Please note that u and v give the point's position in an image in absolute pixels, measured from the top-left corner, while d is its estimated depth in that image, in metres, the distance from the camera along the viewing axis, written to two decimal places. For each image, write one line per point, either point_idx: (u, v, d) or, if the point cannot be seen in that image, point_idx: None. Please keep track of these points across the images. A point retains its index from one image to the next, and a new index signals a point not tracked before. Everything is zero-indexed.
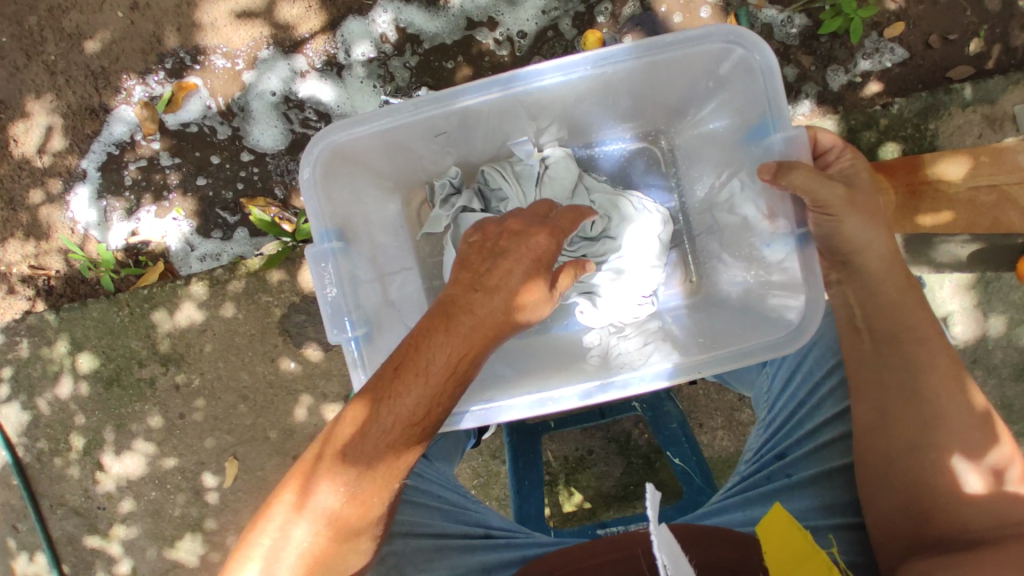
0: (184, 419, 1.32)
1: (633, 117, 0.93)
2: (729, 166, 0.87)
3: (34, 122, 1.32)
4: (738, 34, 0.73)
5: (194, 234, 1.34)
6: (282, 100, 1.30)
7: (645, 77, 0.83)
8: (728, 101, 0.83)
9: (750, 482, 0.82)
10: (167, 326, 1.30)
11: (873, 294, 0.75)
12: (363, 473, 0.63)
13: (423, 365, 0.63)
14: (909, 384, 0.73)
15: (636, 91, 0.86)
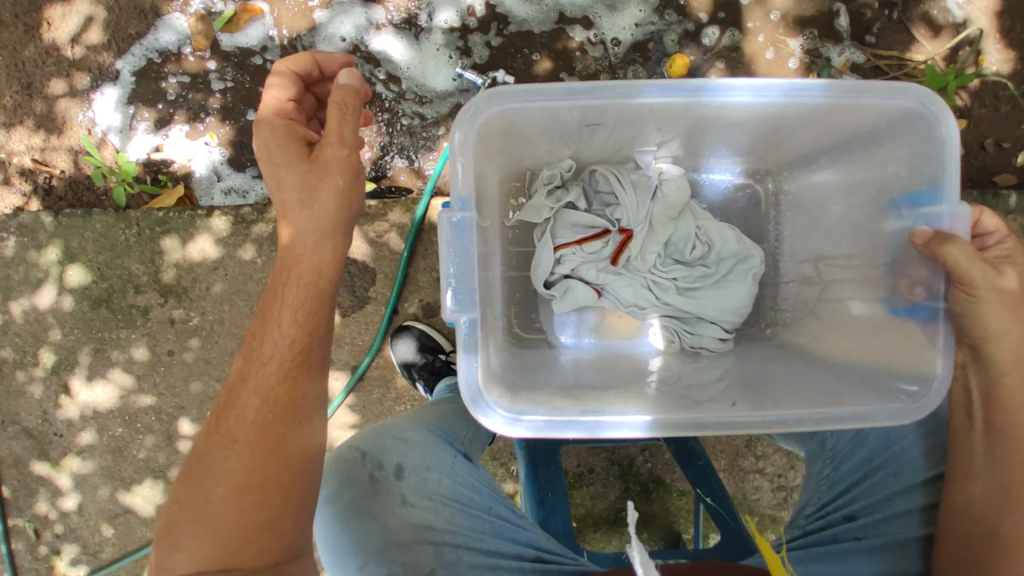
0: (172, 357, 1.22)
1: (767, 153, 0.82)
2: (850, 229, 0.76)
3: (74, 9, 1.22)
4: (931, 98, 0.61)
5: (223, 164, 1.26)
6: (351, 49, 1.24)
7: (812, 121, 0.70)
8: (874, 162, 0.72)
9: (813, 538, 0.80)
10: (176, 255, 1.21)
11: (999, 384, 0.67)
12: (252, 440, 0.72)
13: (273, 340, 0.75)
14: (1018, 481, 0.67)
15: (788, 129, 0.74)
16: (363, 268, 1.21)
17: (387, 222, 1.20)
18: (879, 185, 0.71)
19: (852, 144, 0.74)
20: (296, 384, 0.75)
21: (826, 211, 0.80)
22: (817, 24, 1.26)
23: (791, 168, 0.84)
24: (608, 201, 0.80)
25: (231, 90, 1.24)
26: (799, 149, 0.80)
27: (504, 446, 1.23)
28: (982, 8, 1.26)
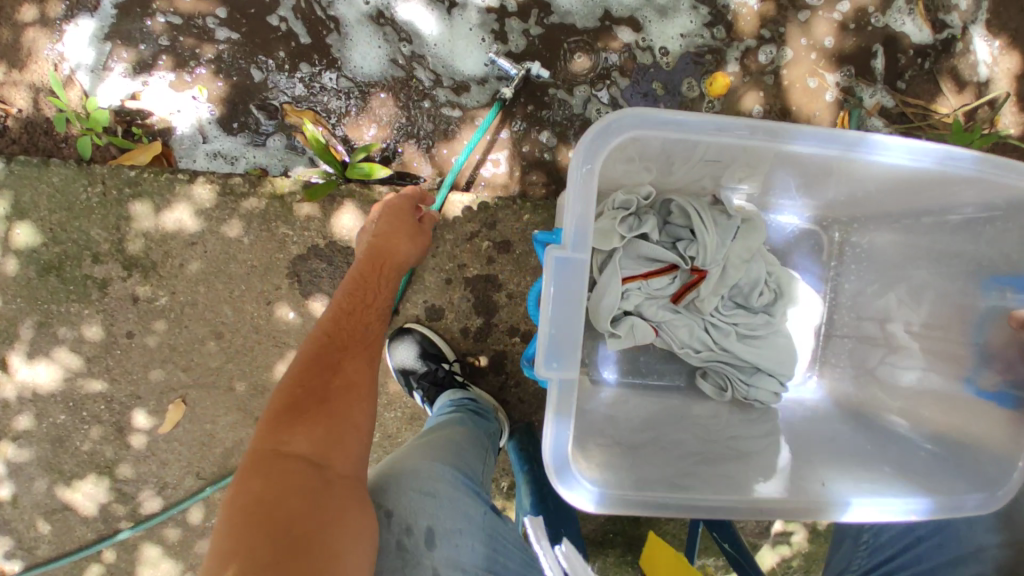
0: (131, 340, 1.08)
1: (846, 204, 0.81)
2: (925, 296, 0.77)
3: None
4: None
5: (212, 124, 1.12)
6: (375, 13, 1.12)
7: (925, 187, 0.70)
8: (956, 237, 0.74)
9: None
10: (147, 224, 1.06)
11: None
12: (324, 402, 0.73)
13: (350, 314, 0.84)
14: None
15: (890, 193, 0.74)
16: None
17: None
18: (976, 260, 0.71)
19: (936, 217, 0.75)
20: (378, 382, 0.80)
21: (906, 273, 0.78)
22: (855, 62, 1.25)
23: (864, 221, 0.84)
24: (682, 236, 0.73)
25: (231, 42, 1.11)
26: (884, 209, 0.79)
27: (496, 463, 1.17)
28: (1005, 69, 1.28)
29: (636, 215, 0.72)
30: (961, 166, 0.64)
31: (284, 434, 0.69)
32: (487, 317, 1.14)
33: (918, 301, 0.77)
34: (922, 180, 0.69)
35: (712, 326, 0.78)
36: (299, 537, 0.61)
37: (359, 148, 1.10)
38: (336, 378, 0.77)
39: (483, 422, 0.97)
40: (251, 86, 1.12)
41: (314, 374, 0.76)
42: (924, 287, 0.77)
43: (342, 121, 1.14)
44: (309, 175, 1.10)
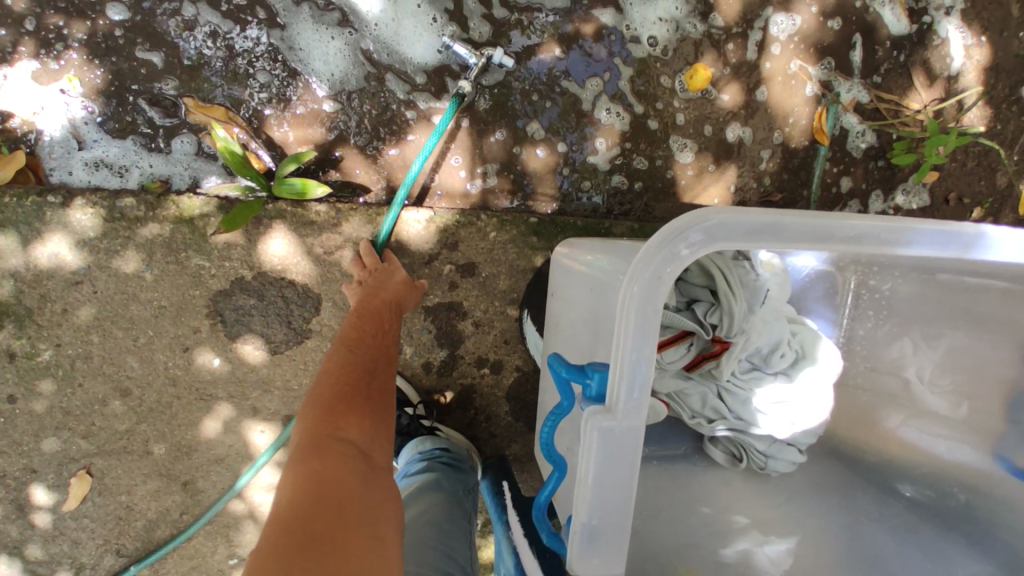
0: (12, 406, 0.87)
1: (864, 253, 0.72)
2: (953, 364, 0.72)
3: None
4: None
5: (91, 126, 0.88)
6: None
7: (987, 268, 0.63)
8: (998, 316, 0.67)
9: None
10: (15, 261, 0.84)
11: None
12: (369, 405, 0.67)
13: (372, 334, 0.77)
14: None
15: (936, 264, 0.66)
16: (304, 292, 0.92)
17: (338, 236, 0.92)
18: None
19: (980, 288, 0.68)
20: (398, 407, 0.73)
21: (932, 330, 0.73)
22: (835, 53, 1.17)
23: (885, 267, 0.74)
24: (710, 307, 0.64)
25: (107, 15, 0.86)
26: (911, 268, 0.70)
27: None
28: (976, 62, 1.27)
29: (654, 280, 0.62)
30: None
31: (328, 431, 0.61)
32: (451, 349, 1.01)
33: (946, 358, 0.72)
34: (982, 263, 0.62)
35: (726, 393, 0.71)
36: (361, 524, 0.53)
37: (286, 157, 0.89)
38: (377, 377, 0.72)
39: (460, 479, 0.85)
40: (139, 73, 0.88)
41: (354, 368, 0.71)
42: (954, 356, 0.71)
43: (261, 118, 0.92)
44: (224, 192, 0.90)
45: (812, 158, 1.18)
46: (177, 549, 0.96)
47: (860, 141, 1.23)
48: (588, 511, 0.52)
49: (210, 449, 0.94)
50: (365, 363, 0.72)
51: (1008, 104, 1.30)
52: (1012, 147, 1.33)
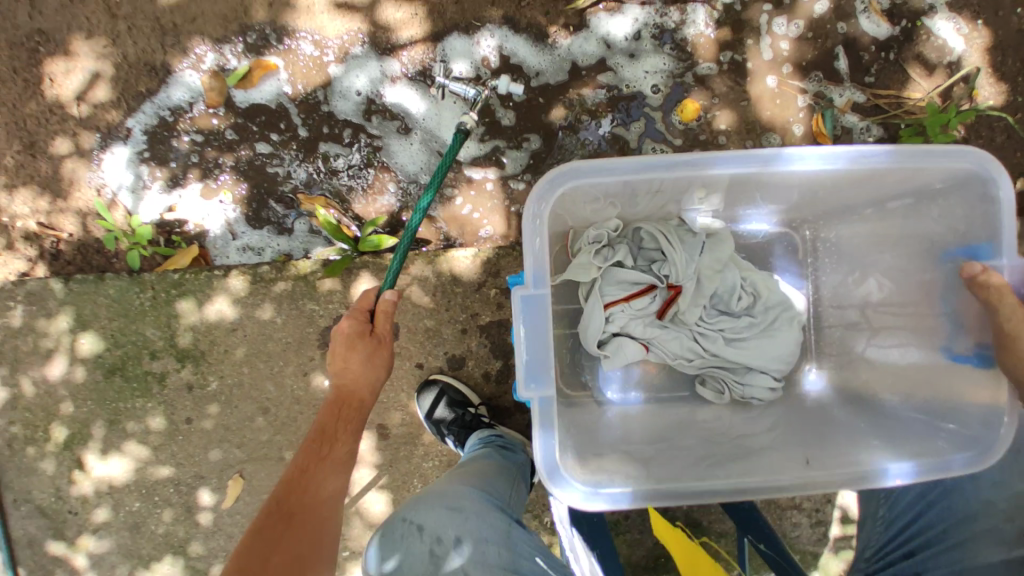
0: (190, 425, 1.18)
1: (807, 207, 0.87)
2: (892, 279, 0.82)
3: (78, 64, 1.19)
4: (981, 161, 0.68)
5: (239, 222, 1.25)
6: (365, 102, 1.26)
7: (861, 179, 0.75)
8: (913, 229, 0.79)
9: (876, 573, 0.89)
10: (193, 318, 1.17)
11: None
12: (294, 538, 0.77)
13: (320, 454, 0.86)
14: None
15: (833, 187, 0.78)
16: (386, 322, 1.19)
17: (408, 276, 1.20)
18: (931, 236, 0.76)
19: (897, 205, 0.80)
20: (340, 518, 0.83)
21: (874, 256, 0.84)
22: (821, 67, 1.31)
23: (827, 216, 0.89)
24: (655, 257, 0.80)
25: (246, 146, 1.25)
26: (838, 202, 0.85)
27: (537, 499, 1.19)
28: (976, 45, 1.34)
29: (609, 247, 0.79)
30: (879, 161, 0.70)
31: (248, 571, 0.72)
32: (505, 359, 1.21)
33: (891, 276, 0.83)
34: (858, 176, 0.74)
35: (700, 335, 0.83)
36: None
37: (367, 222, 1.22)
38: (313, 501, 0.82)
39: (511, 455, 1.02)
40: (269, 180, 1.25)
41: (292, 495, 0.81)
42: (895, 273, 0.82)
43: (350, 200, 1.26)
44: (324, 254, 1.22)
45: None
46: None
47: (867, 135, 1.33)
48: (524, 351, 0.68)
49: None
50: (301, 488, 0.82)
51: (1022, 77, 1.34)
52: None
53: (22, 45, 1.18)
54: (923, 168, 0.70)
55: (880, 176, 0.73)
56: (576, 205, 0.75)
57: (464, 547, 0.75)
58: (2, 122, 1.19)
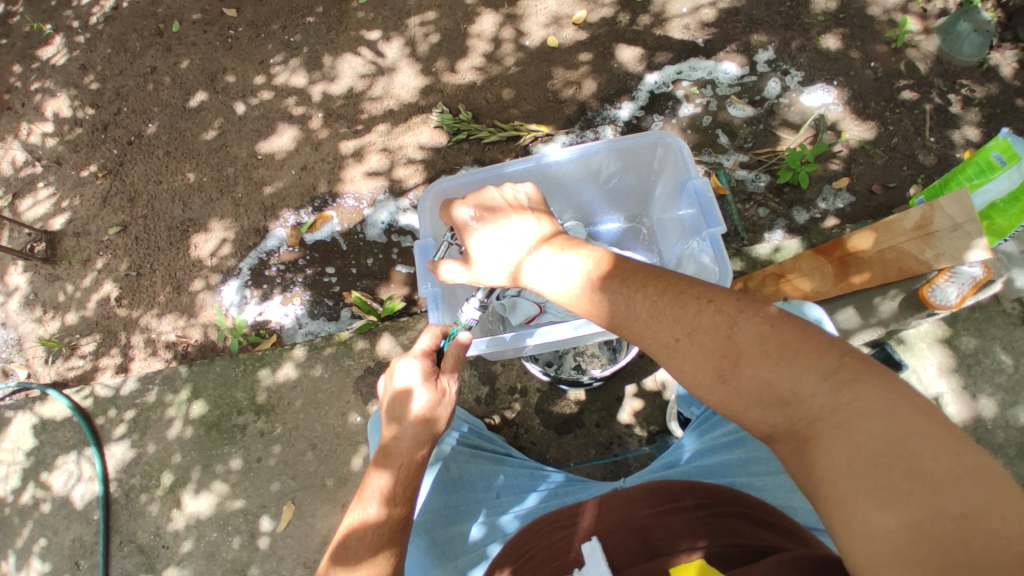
0: (260, 463, 1.55)
1: (630, 199, 1.37)
2: (677, 220, 1.22)
3: (213, 234, 1.88)
4: (657, 134, 1.14)
5: (305, 316, 1.77)
6: (387, 228, 1.83)
7: (616, 158, 1.23)
8: (669, 181, 1.23)
9: (704, 418, 1.04)
10: (268, 381, 1.62)
11: (901, 261, 1.31)
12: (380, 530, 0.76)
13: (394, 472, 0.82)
14: (807, 419, 0.64)
15: (606, 169, 1.26)
16: None
17: (417, 331, 1.62)
18: (675, 182, 1.19)
19: (660, 168, 1.24)
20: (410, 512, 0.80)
21: (668, 208, 1.27)
22: (708, 145, 1.76)
23: (648, 195, 1.35)
24: None
25: (312, 266, 1.82)
26: (635, 184, 1.32)
27: None
28: (838, 102, 1.75)
29: None
30: (601, 149, 1.18)
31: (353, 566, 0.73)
32: (491, 385, 1.50)
33: (676, 230, 1.24)
34: (607, 158, 1.22)
35: None
36: None
37: (387, 299, 1.69)
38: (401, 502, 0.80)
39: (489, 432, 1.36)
40: (324, 287, 1.79)
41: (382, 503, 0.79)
42: (674, 216, 1.24)
43: (377, 290, 1.76)
44: (359, 326, 1.68)
45: (724, 207, 1.68)
46: None
47: (758, 182, 1.70)
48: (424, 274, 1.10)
49: (357, 477, 1.51)
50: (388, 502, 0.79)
51: (891, 111, 1.72)
52: (917, 134, 1.69)
53: (177, 229, 1.90)
54: (625, 144, 1.17)
55: (621, 150, 1.20)
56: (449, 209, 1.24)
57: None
58: (164, 275, 1.86)
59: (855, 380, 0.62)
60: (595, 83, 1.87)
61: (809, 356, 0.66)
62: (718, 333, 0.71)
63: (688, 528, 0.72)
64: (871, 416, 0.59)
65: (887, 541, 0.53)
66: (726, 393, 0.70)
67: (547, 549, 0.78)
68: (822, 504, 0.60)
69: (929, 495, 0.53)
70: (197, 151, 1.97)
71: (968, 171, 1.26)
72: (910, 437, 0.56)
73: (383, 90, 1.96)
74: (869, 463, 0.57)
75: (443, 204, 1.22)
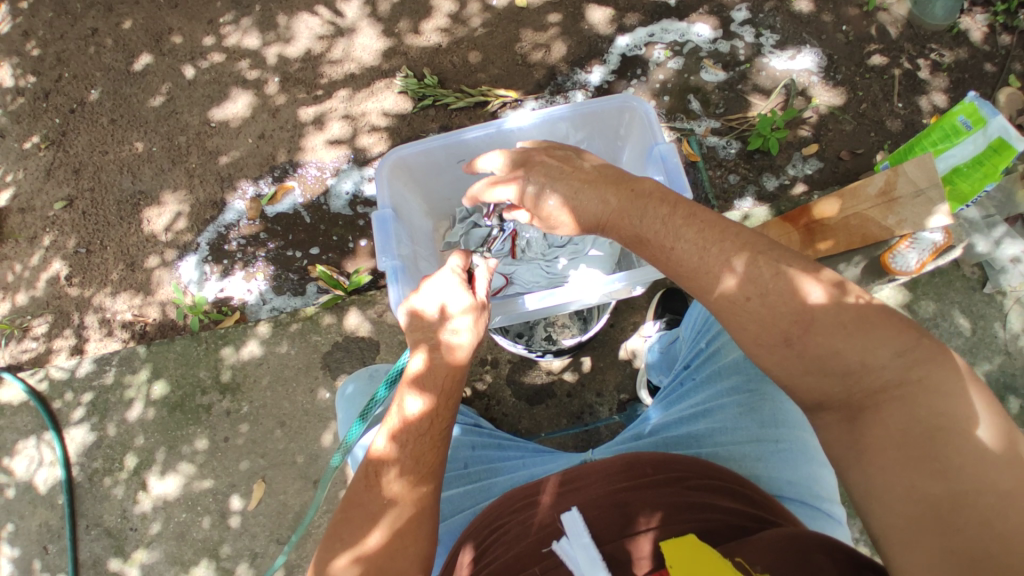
0: (227, 443, 1.52)
1: None
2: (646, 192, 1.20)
3: (167, 208, 1.79)
4: (625, 99, 1.11)
5: (268, 291, 1.71)
6: (352, 199, 1.76)
7: (582, 125, 1.19)
8: (637, 148, 1.20)
9: (670, 389, 1.06)
10: (232, 359, 1.57)
11: (864, 227, 1.32)
12: (370, 488, 0.72)
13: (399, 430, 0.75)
14: (868, 389, 0.67)
15: (571, 136, 1.23)
16: (371, 342, 1.57)
17: (384, 305, 1.59)
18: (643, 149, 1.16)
19: (627, 134, 1.21)
20: (405, 471, 0.73)
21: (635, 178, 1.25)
22: (680, 110, 1.73)
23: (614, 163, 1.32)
24: None
25: (274, 240, 1.75)
26: (602, 152, 1.29)
27: None
28: (808, 66, 1.73)
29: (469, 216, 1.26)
30: (566, 114, 1.14)
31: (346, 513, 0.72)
32: None
33: None
34: (574, 123, 1.18)
35: (543, 264, 1.25)
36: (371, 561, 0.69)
37: (354, 272, 1.64)
38: (398, 460, 0.73)
39: None
40: (287, 261, 1.73)
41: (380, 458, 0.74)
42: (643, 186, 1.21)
43: (343, 264, 1.71)
44: (325, 300, 1.63)
45: (695, 174, 1.67)
46: (314, 531, 1.45)
47: (729, 148, 1.68)
48: (382, 249, 1.05)
49: (328, 453, 1.50)
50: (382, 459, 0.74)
51: (861, 76, 1.71)
52: (886, 100, 1.69)
53: (128, 202, 1.80)
54: (590, 108, 1.13)
55: (587, 115, 1.16)
56: (406, 177, 1.19)
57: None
58: (115, 252, 1.77)
59: (929, 361, 0.65)
60: (564, 46, 1.81)
61: (886, 331, 0.68)
62: (795, 300, 0.72)
63: (668, 502, 0.73)
64: (937, 395, 0.63)
65: (924, 502, 0.59)
66: (790, 355, 0.72)
67: (522, 524, 0.77)
68: (865, 465, 0.65)
69: (982, 472, 0.58)
70: (145, 119, 1.85)
71: (932, 137, 1.28)
72: (967, 420, 0.61)
73: (343, 53, 1.86)
74: (925, 436, 0.62)
75: (401, 171, 1.17)
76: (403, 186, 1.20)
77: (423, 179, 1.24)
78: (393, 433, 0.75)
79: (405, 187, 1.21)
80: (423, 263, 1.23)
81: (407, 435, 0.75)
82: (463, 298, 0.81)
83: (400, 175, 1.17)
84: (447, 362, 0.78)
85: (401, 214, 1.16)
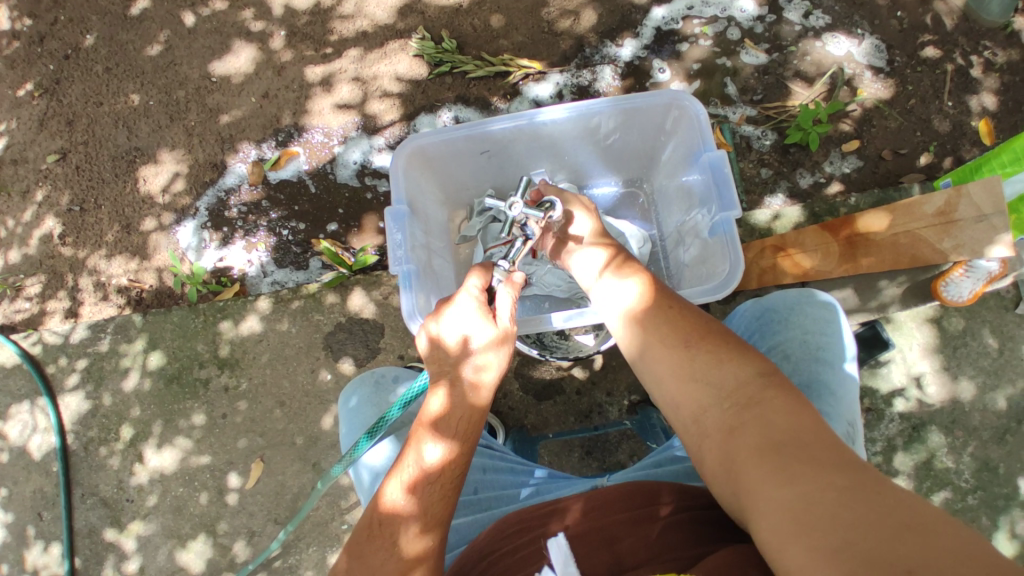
0: (225, 419, 1.49)
1: (630, 163, 1.24)
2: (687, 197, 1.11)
3: (163, 168, 1.69)
4: (674, 96, 1.01)
5: (270, 263, 1.64)
6: (360, 169, 1.66)
7: (623, 119, 1.09)
8: (679, 147, 1.11)
9: None
10: (231, 334, 1.52)
11: (915, 249, 1.29)
12: (379, 541, 0.69)
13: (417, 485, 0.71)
14: (736, 403, 0.68)
15: (608, 129, 1.13)
16: (375, 325, 1.51)
17: (390, 287, 1.52)
18: (687, 151, 1.07)
19: (670, 130, 1.11)
20: (423, 531, 0.69)
21: (675, 178, 1.16)
22: (715, 94, 1.61)
23: (651, 159, 1.22)
24: None
25: (277, 209, 1.66)
26: (640, 147, 1.19)
27: None
28: (857, 54, 1.60)
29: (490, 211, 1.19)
30: (606, 109, 1.04)
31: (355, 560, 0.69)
32: None
33: (681, 202, 1.14)
34: (613, 117, 1.08)
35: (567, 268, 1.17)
36: None
37: (359, 250, 1.57)
38: (413, 517, 0.69)
39: None
40: (291, 233, 1.65)
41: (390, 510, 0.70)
42: (683, 189, 1.12)
43: (348, 239, 1.63)
44: (329, 278, 1.56)
45: None
46: (312, 513, 1.43)
47: (764, 139, 1.58)
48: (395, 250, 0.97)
49: (327, 436, 1.47)
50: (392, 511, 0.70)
51: (912, 68, 1.59)
52: (936, 97, 1.57)
53: (123, 158, 1.70)
54: (633, 103, 1.03)
55: (628, 109, 1.06)
56: (423, 166, 1.10)
57: (405, 380, 1.06)
58: (110, 212, 1.68)
59: (779, 385, 0.68)
60: (595, 14, 1.67)
61: (754, 358, 0.71)
62: (694, 316, 0.77)
63: (660, 542, 0.71)
64: (787, 412, 0.65)
65: (786, 505, 0.57)
66: (681, 355, 0.74)
67: (512, 556, 0.75)
68: (736, 479, 0.63)
69: (821, 476, 0.57)
70: (141, 69, 1.72)
71: (1002, 158, 1.20)
72: (810, 434, 0.62)
73: (354, 8, 1.72)
74: (782, 445, 0.62)
75: (419, 160, 1.08)
76: (420, 176, 1.11)
77: (442, 168, 1.15)
78: (411, 485, 0.71)
79: (423, 176, 1.12)
80: (438, 259, 1.16)
81: (424, 489, 0.70)
82: (488, 332, 0.75)
83: (417, 164, 1.08)
84: (470, 411, 0.73)
85: (416, 208, 1.08)
